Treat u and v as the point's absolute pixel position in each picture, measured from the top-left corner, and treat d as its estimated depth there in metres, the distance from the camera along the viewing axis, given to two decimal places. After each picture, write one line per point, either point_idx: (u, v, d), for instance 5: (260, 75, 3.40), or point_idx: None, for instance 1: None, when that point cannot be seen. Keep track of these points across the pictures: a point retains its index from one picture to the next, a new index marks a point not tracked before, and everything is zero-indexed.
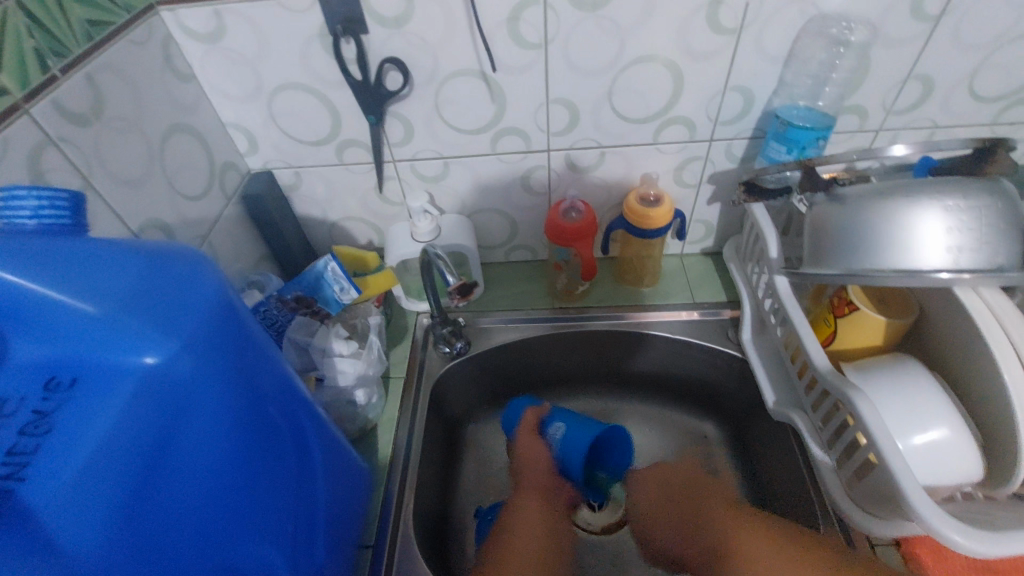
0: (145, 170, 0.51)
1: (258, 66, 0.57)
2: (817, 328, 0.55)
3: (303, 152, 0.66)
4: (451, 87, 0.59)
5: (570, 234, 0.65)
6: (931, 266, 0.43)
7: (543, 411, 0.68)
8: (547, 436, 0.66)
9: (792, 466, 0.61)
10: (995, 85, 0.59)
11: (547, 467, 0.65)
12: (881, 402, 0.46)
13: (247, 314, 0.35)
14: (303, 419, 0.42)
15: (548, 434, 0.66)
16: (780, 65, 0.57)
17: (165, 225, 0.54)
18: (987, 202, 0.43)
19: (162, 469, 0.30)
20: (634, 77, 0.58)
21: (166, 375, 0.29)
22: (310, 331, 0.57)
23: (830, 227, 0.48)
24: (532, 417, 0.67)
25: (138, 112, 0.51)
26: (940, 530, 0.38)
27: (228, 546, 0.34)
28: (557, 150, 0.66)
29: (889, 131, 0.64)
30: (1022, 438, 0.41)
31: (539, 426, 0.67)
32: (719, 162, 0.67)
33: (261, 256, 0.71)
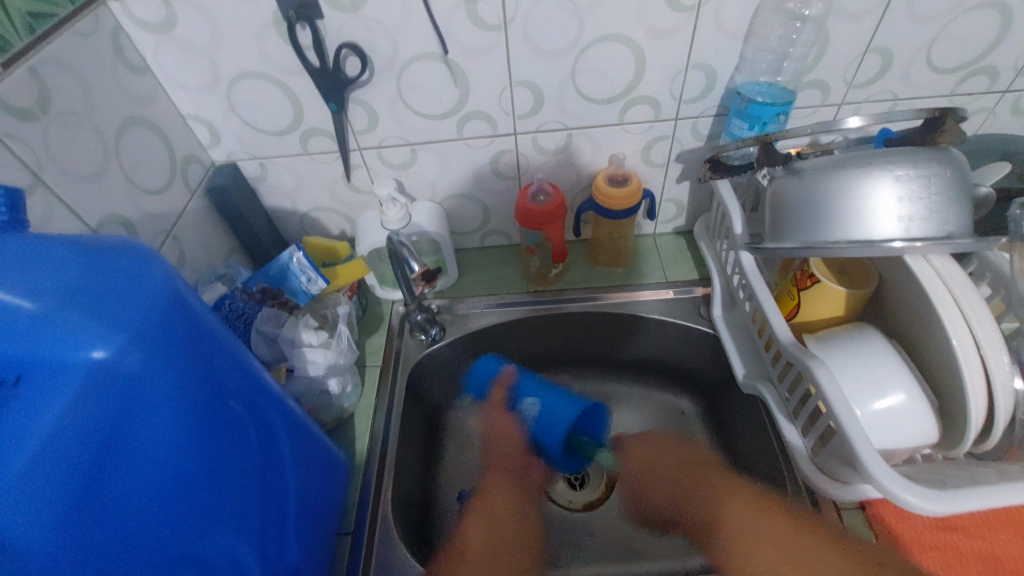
0: (99, 166, 0.50)
1: (213, 55, 0.56)
2: (782, 302, 0.56)
3: (267, 143, 0.65)
4: (412, 73, 0.58)
5: (539, 218, 0.65)
6: (885, 236, 0.43)
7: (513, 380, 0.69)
8: (519, 410, 0.68)
9: (763, 437, 0.62)
10: (952, 56, 0.60)
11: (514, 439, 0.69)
12: (841, 370, 0.47)
13: (198, 307, 0.35)
14: (268, 410, 0.42)
15: (520, 409, 0.69)
16: (740, 41, 0.57)
17: (126, 220, 0.53)
18: (936, 171, 0.44)
19: (115, 463, 0.30)
20: (595, 57, 0.58)
21: (114, 370, 0.29)
22: (279, 322, 0.56)
23: (790, 201, 0.49)
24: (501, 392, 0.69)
25: (89, 105, 0.50)
26: (893, 490, 0.40)
27: (189, 536, 0.34)
28: (524, 133, 0.65)
29: (851, 105, 0.65)
30: (971, 400, 0.43)
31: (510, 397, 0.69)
32: (686, 141, 0.67)
33: (231, 250, 0.71)
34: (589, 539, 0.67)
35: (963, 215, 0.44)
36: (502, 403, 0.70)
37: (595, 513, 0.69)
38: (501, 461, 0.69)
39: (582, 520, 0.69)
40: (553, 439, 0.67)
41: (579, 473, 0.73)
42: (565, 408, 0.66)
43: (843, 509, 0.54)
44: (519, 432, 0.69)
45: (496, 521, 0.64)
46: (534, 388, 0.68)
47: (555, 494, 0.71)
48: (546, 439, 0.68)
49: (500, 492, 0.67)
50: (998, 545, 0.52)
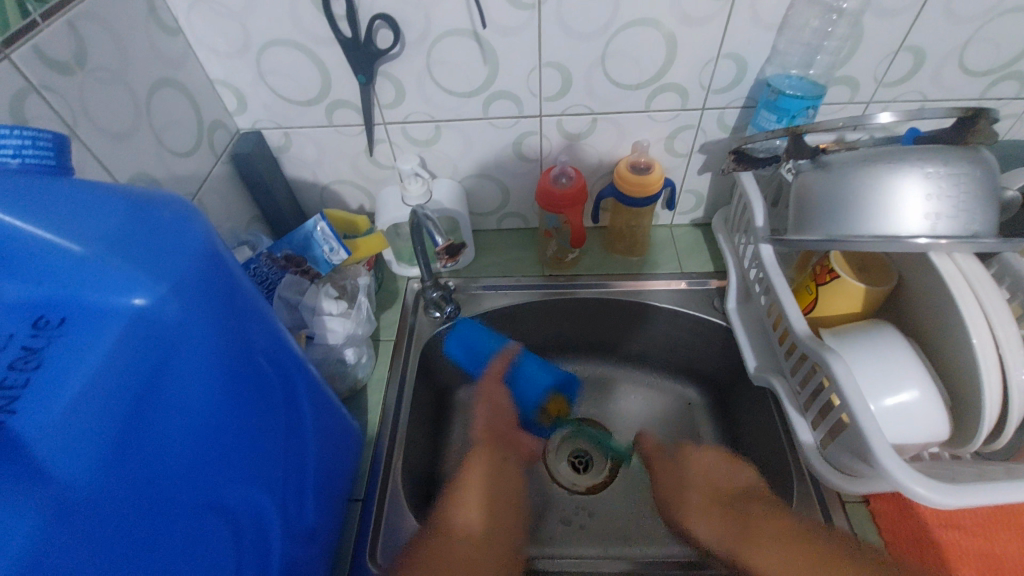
0: (130, 125, 0.51)
1: (246, 20, 0.56)
2: (799, 296, 0.56)
3: (293, 112, 0.65)
4: (442, 48, 0.58)
5: (559, 201, 0.65)
6: (909, 232, 0.44)
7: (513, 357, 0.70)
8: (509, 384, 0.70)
9: (770, 430, 0.63)
10: (985, 59, 0.59)
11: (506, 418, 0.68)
12: (856, 364, 0.47)
13: (233, 264, 0.36)
14: (293, 373, 0.43)
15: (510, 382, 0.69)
16: (774, 32, 0.57)
17: (153, 180, 0.53)
18: (966, 170, 0.44)
19: (152, 409, 0.30)
20: (627, 42, 0.58)
21: (155, 317, 0.30)
22: (300, 289, 0.57)
23: (815, 195, 0.49)
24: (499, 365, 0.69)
25: (123, 63, 0.50)
26: (904, 482, 0.40)
27: (215, 486, 0.35)
28: (550, 116, 0.65)
29: (879, 104, 0.64)
30: (987, 399, 0.43)
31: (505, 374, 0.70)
32: (711, 132, 0.67)
33: (251, 217, 0.71)
34: (591, 521, 0.68)
35: (990, 216, 0.44)
36: (496, 377, 0.69)
37: (597, 496, 0.70)
38: (494, 430, 0.67)
39: (585, 503, 0.70)
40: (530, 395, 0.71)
41: (583, 457, 0.74)
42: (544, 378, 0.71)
43: (848, 502, 0.55)
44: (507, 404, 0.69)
45: (495, 477, 0.63)
46: (533, 366, 0.71)
47: (558, 476, 0.72)
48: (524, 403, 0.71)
49: (485, 464, 0.64)
50: (1000, 544, 0.51)
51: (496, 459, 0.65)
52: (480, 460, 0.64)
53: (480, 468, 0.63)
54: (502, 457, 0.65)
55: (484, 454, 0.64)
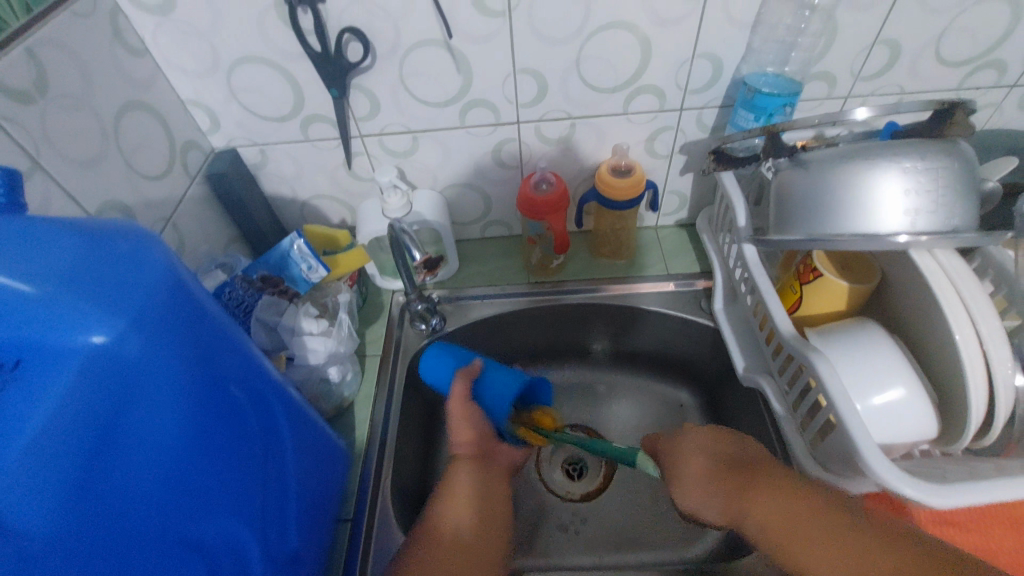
0: (97, 150, 0.50)
1: (213, 39, 0.55)
2: (784, 295, 0.56)
3: (267, 129, 0.64)
4: (415, 59, 0.58)
5: (541, 208, 0.65)
6: (889, 229, 0.43)
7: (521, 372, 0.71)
8: None
9: (762, 431, 0.62)
10: (961, 49, 0.59)
11: None
12: (842, 364, 0.47)
13: (199, 292, 0.35)
14: (270, 398, 0.42)
15: None
16: (748, 30, 0.56)
17: (124, 206, 0.52)
18: (943, 163, 0.43)
19: (118, 447, 0.30)
20: (601, 45, 0.57)
21: (115, 354, 0.29)
22: (279, 310, 0.55)
23: (794, 193, 0.49)
24: None
25: (87, 88, 0.49)
26: (892, 484, 0.40)
27: (190, 521, 0.34)
28: (527, 122, 0.65)
29: (858, 98, 0.64)
30: (972, 395, 0.43)
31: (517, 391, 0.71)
32: (690, 132, 0.67)
33: (230, 237, 0.70)
34: (584, 528, 0.67)
35: (969, 210, 0.44)
36: None
37: (591, 503, 0.69)
38: (510, 452, 0.70)
39: (580, 511, 0.69)
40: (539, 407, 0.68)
41: (578, 464, 0.72)
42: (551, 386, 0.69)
43: (844, 505, 0.54)
44: None
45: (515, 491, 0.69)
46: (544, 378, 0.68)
47: (552, 485, 0.71)
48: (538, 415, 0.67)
49: (473, 476, 0.55)
50: (995, 541, 0.51)
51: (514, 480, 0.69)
52: (506, 479, 0.69)
53: (460, 480, 0.54)
54: (493, 474, 0.57)
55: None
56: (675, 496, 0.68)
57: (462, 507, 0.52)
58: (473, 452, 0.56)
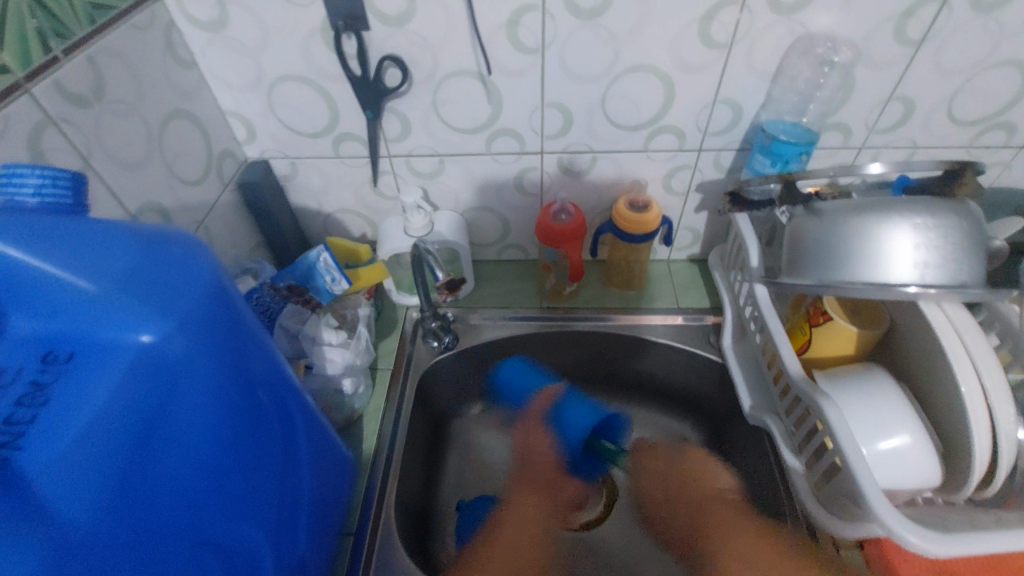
0: (142, 154, 0.52)
1: (259, 56, 0.58)
2: (793, 336, 0.57)
3: (300, 143, 0.67)
4: (448, 87, 0.60)
5: (559, 236, 0.66)
6: (900, 280, 0.45)
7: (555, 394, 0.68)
8: (552, 425, 0.67)
9: (766, 470, 0.63)
10: (972, 110, 0.61)
11: (547, 455, 0.68)
12: (849, 408, 0.48)
13: (237, 298, 0.36)
14: (291, 405, 0.43)
15: (553, 421, 0.67)
16: (768, 81, 0.59)
17: (162, 209, 0.54)
18: (953, 221, 0.45)
19: (153, 445, 0.31)
20: (627, 85, 0.60)
21: (160, 355, 0.31)
22: (302, 319, 0.58)
23: (810, 238, 0.50)
24: (538, 406, 0.68)
25: (139, 96, 0.51)
26: (897, 531, 0.40)
27: (211, 521, 0.35)
28: (551, 153, 0.67)
29: (871, 149, 0.66)
30: (976, 447, 0.43)
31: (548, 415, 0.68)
32: (707, 172, 0.69)
33: (255, 245, 0.72)
34: (581, 555, 0.68)
35: (977, 266, 0.45)
36: (537, 416, 0.69)
37: (591, 532, 0.69)
38: (529, 473, 0.68)
39: (579, 539, 0.68)
40: (575, 436, 0.65)
41: (579, 490, 0.71)
42: (585, 414, 0.65)
43: (841, 545, 0.55)
44: (552, 447, 0.68)
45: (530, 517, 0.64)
46: (578, 405, 0.66)
47: None
48: (568, 442, 0.66)
49: (522, 507, 0.65)
50: None
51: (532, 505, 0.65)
52: (517, 505, 0.65)
53: (516, 512, 0.64)
54: (534, 509, 0.65)
55: (523, 498, 0.66)
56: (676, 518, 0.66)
57: (526, 527, 0.63)
58: (530, 484, 0.68)
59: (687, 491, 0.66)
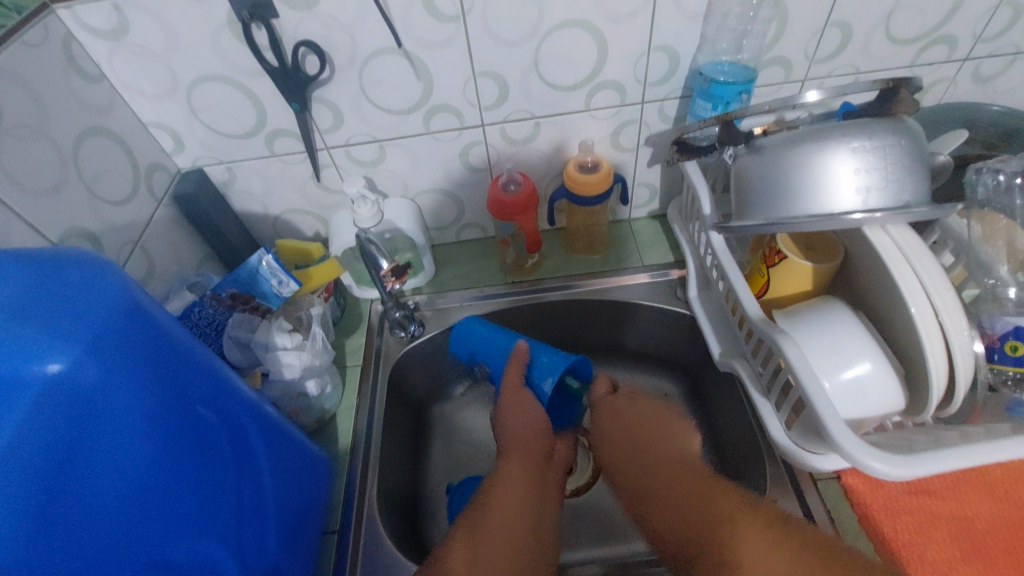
0: (59, 178, 0.49)
1: (169, 60, 0.55)
2: (752, 280, 0.57)
3: (231, 146, 0.64)
4: (373, 68, 0.58)
5: (512, 208, 0.65)
6: (844, 208, 0.44)
7: (527, 356, 0.62)
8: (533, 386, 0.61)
9: (742, 416, 0.63)
10: (910, 27, 0.60)
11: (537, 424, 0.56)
12: (808, 342, 0.48)
13: (158, 315, 0.36)
14: (239, 416, 0.43)
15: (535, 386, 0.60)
16: (700, 22, 0.57)
17: (90, 233, 0.52)
18: (890, 140, 0.44)
19: (78, 475, 0.30)
20: (557, 44, 0.58)
21: (72, 383, 0.30)
22: (252, 326, 0.57)
23: (753, 177, 0.49)
24: (516, 367, 0.60)
25: (44, 117, 0.49)
26: (860, 458, 0.40)
27: (156, 544, 0.34)
28: (492, 124, 0.65)
29: (814, 81, 0.65)
30: (932, 365, 0.43)
31: (526, 375, 0.61)
32: (654, 125, 0.68)
33: (203, 257, 0.70)
34: (568, 520, 0.68)
35: (920, 185, 0.44)
36: (517, 383, 0.60)
37: (583, 498, 0.70)
38: (525, 443, 0.53)
39: (572, 507, 0.69)
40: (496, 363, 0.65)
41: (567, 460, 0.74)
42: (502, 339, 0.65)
43: (819, 480, 0.56)
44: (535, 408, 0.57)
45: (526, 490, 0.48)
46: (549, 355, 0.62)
47: None
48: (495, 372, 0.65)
49: (515, 483, 0.48)
50: (970, 505, 0.52)
51: (529, 469, 0.51)
52: (512, 473, 0.49)
53: (513, 486, 0.48)
54: (536, 481, 0.49)
55: (514, 466, 0.50)
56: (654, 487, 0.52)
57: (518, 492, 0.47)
58: (524, 451, 0.52)
59: (666, 462, 0.54)
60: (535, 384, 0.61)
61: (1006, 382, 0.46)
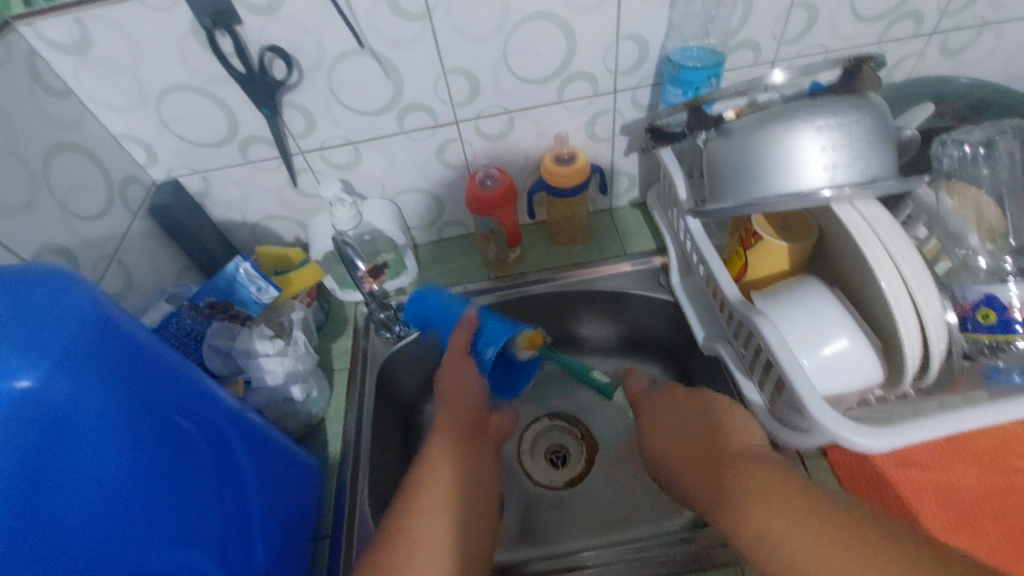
0: (29, 196, 0.49)
1: (136, 72, 0.55)
2: (730, 263, 0.57)
3: (205, 155, 0.64)
4: (342, 70, 0.58)
5: (489, 203, 0.65)
6: (813, 185, 0.44)
7: (474, 324, 0.63)
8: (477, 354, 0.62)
9: (730, 400, 0.63)
10: (875, 4, 0.60)
11: (473, 401, 0.62)
12: (785, 321, 0.48)
13: (129, 326, 0.36)
14: (220, 425, 0.43)
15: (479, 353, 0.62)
16: (666, 8, 0.57)
17: (64, 249, 0.52)
18: (855, 117, 0.44)
19: (52, 488, 0.30)
20: (525, 37, 0.58)
21: (41, 398, 0.29)
22: (232, 334, 0.57)
23: (722, 160, 0.50)
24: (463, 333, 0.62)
25: (9, 134, 0.48)
26: (838, 433, 0.41)
27: (139, 555, 0.34)
28: (465, 121, 0.65)
29: (784, 61, 0.65)
30: (907, 337, 0.44)
31: (470, 345, 0.63)
32: (628, 113, 0.68)
33: (182, 267, 0.70)
34: (556, 512, 0.68)
35: (887, 159, 0.45)
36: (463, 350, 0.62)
37: (577, 488, 0.70)
38: (462, 419, 0.61)
39: (563, 495, 0.69)
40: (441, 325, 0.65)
41: (559, 452, 0.74)
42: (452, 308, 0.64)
43: (806, 457, 0.56)
44: (477, 377, 0.62)
45: (461, 459, 0.57)
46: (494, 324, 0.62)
47: (535, 474, 0.72)
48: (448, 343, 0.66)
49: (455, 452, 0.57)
50: (955, 476, 0.52)
51: (462, 442, 0.58)
52: (441, 442, 0.57)
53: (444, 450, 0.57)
54: (472, 450, 0.59)
55: (449, 437, 0.58)
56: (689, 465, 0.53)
57: (456, 468, 0.55)
58: (461, 425, 0.60)
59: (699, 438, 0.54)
60: (479, 350, 0.62)
61: (982, 351, 0.47)
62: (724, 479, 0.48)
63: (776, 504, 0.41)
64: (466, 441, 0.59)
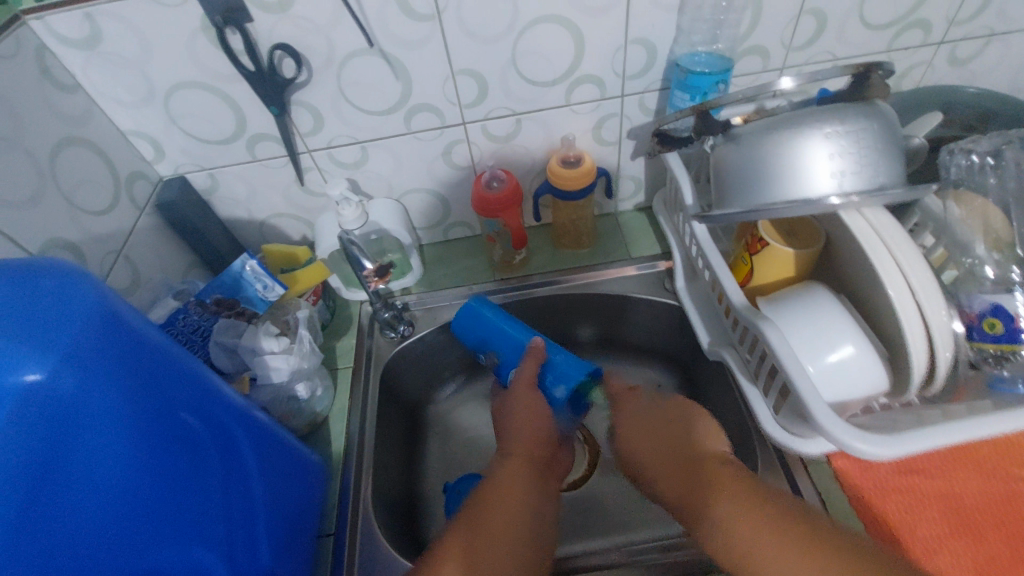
0: (36, 190, 0.49)
1: (146, 68, 0.55)
2: (736, 268, 0.57)
3: (212, 152, 0.64)
4: (351, 69, 0.58)
5: (495, 205, 0.65)
6: (821, 192, 0.44)
7: (543, 356, 0.61)
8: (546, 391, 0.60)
9: (734, 405, 0.63)
10: (883, 13, 0.61)
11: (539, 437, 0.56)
12: (790, 327, 0.48)
13: (136, 322, 0.36)
14: (226, 422, 0.43)
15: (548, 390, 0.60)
16: (675, 13, 0.57)
17: (71, 244, 0.52)
18: (863, 124, 0.44)
19: (59, 482, 0.30)
20: (534, 40, 0.58)
21: (49, 392, 0.29)
22: (239, 331, 0.56)
23: (730, 166, 0.50)
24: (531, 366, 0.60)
25: (18, 128, 0.48)
26: (843, 440, 0.41)
27: (144, 550, 0.34)
28: (473, 122, 0.65)
29: (792, 68, 0.65)
30: (913, 345, 0.44)
31: (538, 378, 0.61)
32: (635, 117, 0.68)
33: (188, 264, 0.70)
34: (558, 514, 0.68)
35: (895, 167, 0.45)
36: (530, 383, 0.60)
37: (579, 491, 0.70)
38: (530, 450, 0.54)
39: (565, 498, 0.69)
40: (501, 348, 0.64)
41: None
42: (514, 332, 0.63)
43: (810, 463, 0.56)
44: (546, 417, 0.57)
45: (522, 493, 0.48)
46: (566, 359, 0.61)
47: None
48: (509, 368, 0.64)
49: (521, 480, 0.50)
50: (958, 483, 0.52)
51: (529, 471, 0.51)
52: (511, 468, 0.51)
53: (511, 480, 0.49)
54: (535, 482, 0.51)
55: (518, 463, 0.52)
56: (663, 481, 0.50)
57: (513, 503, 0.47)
58: (526, 456, 0.53)
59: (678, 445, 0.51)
60: (547, 388, 0.61)
61: (987, 360, 0.46)
62: (699, 479, 0.47)
63: (744, 510, 0.42)
64: (535, 472, 0.52)
